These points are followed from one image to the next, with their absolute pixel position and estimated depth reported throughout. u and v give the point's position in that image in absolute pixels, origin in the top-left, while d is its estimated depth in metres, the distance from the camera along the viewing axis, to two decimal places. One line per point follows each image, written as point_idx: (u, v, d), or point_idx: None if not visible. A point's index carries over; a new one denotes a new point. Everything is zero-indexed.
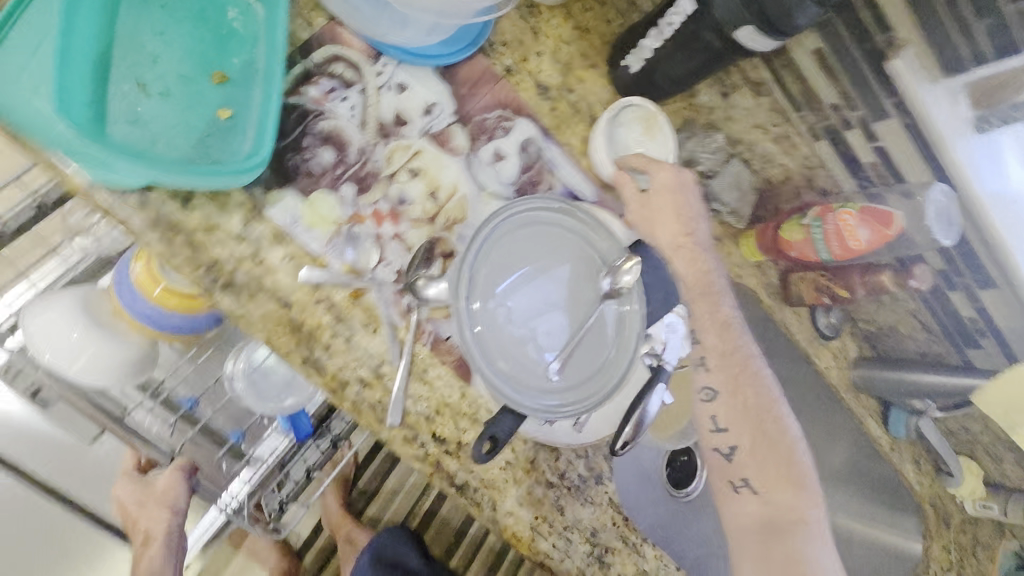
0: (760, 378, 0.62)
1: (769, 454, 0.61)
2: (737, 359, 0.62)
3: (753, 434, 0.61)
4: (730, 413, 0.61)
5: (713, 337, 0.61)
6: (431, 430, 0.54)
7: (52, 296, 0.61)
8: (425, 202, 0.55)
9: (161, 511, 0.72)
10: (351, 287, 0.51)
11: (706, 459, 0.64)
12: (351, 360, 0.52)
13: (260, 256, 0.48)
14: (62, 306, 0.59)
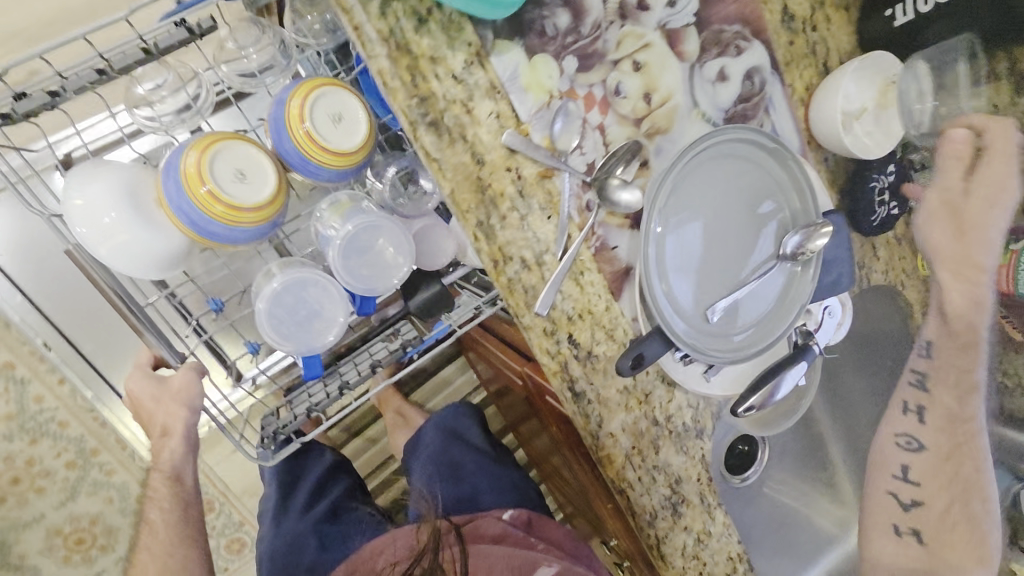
0: (985, 448, 0.59)
1: (958, 523, 0.58)
2: (970, 423, 0.59)
3: (953, 496, 0.59)
4: (929, 468, 0.60)
5: (953, 385, 0.60)
6: (569, 331, 0.54)
7: (97, 170, 0.54)
8: (638, 101, 0.51)
9: (178, 409, 0.60)
10: (544, 165, 0.49)
11: (878, 498, 0.62)
12: (520, 239, 0.50)
13: (470, 104, 0.46)
14: (106, 185, 0.53)
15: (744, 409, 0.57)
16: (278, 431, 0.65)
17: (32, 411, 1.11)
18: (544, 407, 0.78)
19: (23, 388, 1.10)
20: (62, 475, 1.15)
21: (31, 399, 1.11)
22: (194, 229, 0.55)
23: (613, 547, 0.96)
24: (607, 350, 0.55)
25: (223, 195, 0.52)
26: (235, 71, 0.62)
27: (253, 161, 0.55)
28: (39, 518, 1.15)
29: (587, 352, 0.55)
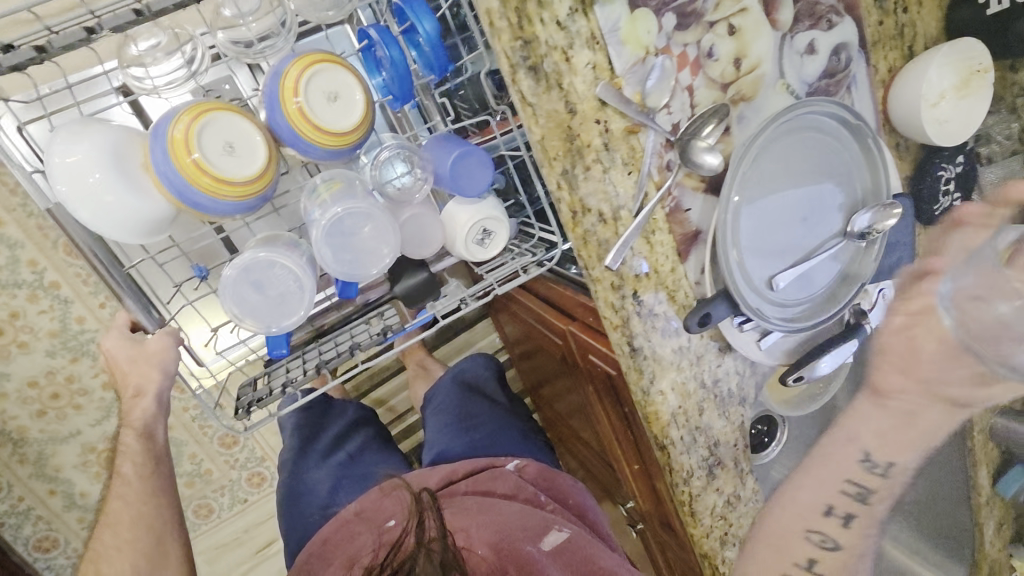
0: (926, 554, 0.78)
1: None
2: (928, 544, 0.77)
3: None
4: None
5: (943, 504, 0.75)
6: (635, 288, 0.55)
7: (80, 130, 0.56)
8: (728, 65, 0.51)
9: (151, 370, 0.64)
10: (632, 121, 0.50)
11: None
12: (599, 192, 0.51)
13: (570, 52, 0.46)
14: (94, 144, 0.56)
15: (794, 378, 0.59)
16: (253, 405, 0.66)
17: (73, 330, 1.14)
18: (583, 366, 0.80)
19: (67, 308, 1.12)
20: (98, 395, 1.19)
21: (74, 319, 1.13)
22: (177, 196, 0.59)
23: (629, 509, 0.99)
24: (667, 310, 0.57)
25: (210, 166, 0.58)
26: (231, 39, 0.65)
27: (240, 134, 0.60)
28: (74, 434, 1.19)
29: (648, 310, 0.56)
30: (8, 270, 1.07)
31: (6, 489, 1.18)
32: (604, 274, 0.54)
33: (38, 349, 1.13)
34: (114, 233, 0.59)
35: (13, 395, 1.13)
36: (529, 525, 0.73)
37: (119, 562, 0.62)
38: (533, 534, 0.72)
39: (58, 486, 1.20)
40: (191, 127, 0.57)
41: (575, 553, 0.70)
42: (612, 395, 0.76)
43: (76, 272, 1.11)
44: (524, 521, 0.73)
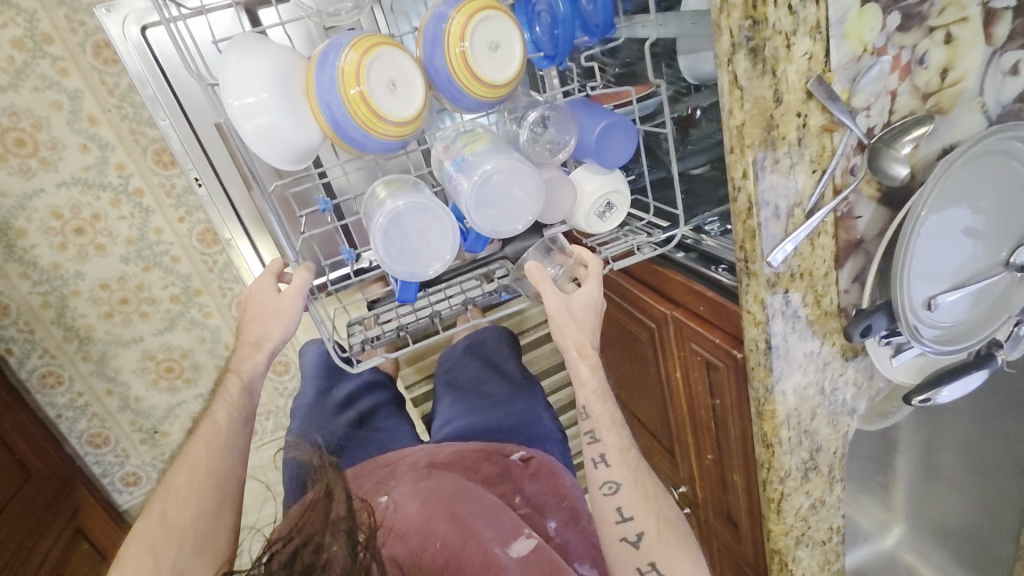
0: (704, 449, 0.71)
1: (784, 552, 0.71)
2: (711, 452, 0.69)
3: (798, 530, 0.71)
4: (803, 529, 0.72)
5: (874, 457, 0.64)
6: (787, 287, 0.55)
7: (254, 45, 0.57)
8: (934, 75, 0.50)
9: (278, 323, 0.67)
10: (831, 119, 0.48)
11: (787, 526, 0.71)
12: (780, 186, 0.50)
13: (792, 39, 0.45)
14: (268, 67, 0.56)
15: (921, 400, 0.59)
16: (366, 342, 0.69)
17: (151, 240, 1.14)
18: (677, 353, 0.81)
19: (147, 217, 1.12)
20: (165, 306, 1.20)
21: (152, 229, 1.13)
22: (332, 126, 0.59)
23: (679, 495, 1.01)
24: (809, 313, 0.57)
25: (370, 99, 0.57)
26: None
27: (401, 74, 0.59)
28: (137, 340, 1.20)
29: (793, 310, 0.56)
30: (96, 170, 1.06)
31: (66, 382, 1.20)
32: (763, 270, 0.53)
33: (114, 253, 1.13)
34: (264, 155, 0.60)
35: (84, 294, 1.14)
36: (500, 525, 0.67)
37: (184, 510, 0.63)
38: (502, 534, 0.66)
39: (115, 387, 1.23)
40: (361, 63, 0.56)
41: (544, 563, 0.63)
42: (705, 385, 0.77)
43: (159, 182, 1.10)
44: (494, 521, 0.67)
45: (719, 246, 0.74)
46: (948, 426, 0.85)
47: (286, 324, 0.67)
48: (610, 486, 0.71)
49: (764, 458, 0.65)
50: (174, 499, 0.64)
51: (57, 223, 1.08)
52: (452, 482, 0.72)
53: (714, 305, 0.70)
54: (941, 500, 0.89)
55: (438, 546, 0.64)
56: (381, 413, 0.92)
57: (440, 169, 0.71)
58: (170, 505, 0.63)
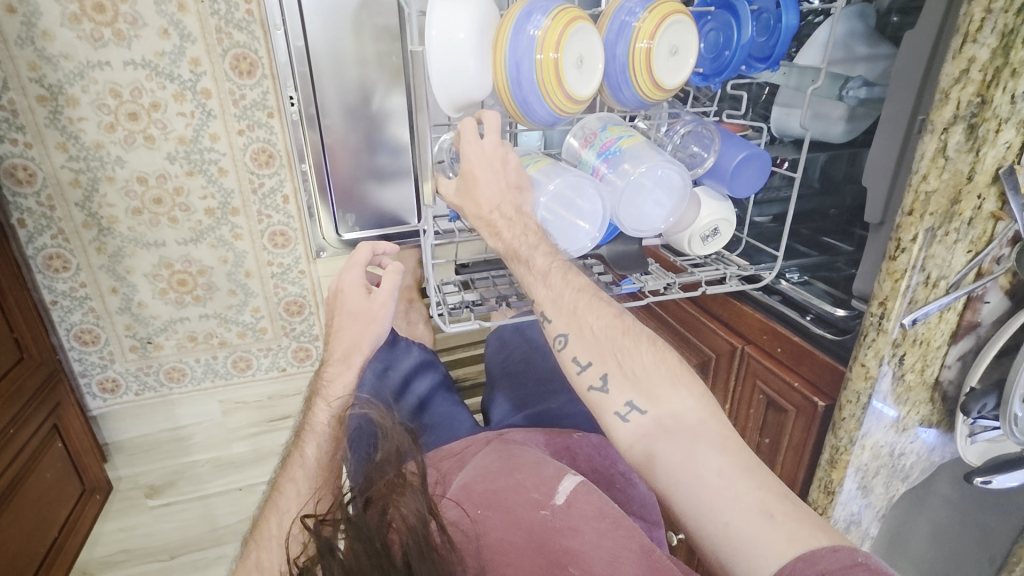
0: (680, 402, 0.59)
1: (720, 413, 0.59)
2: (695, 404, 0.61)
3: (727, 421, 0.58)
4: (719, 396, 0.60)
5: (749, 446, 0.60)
6: (905, 351, 0.58)
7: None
8: None
9: (364, 322, 0.79)
10: (1003, 209, 0.51)
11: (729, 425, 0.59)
12: (937, 257, 0.53)
13: (1003, 126, 0.47)
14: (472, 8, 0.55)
15: (981, 481, 0.62)
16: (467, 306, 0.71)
17: (203, 145, 1.08)
18: (735, 385, 0.84)
19: (207, 120, 1.06)
20: (197, 217, 1.13)
21: (208, 134, 1.07)
22: (511, 84, 0.58)
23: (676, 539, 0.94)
24: (911, 380, 0.61)
25: (561, 71, 0.57)
26: None
27: (591, 53, 0.60)
28: (158, 244, 1.13)
29: (900, 373, 0.60)
30: (169, 58, 1.00)
31: (72, 269, 1.11)
32: (893, 328, 0.56)
33: (162, 148, 1.06)
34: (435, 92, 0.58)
35: (119, 183, 1.07)
36: (545, 482, 0.67)
37: (276, 555, 0.66)
38: (545, 494, 0.65)
39: (121, 287, 1.15)
40: (563, 31, 0.55)
41: (590, 498, 0.64)
42: (758, 423, 0.80)
43: (230, 89, 1.04)
44: (541, 474, 0.68)
45: (800, 293, 0.77)
46: (926, 506, 0.75)
47: (378, 325, 0.80)
48: (561, 340, 0.64)
49: (820, 503, 0.69)
50: (266, 548, 0.67)
51: (112, 102, 1.01)
52: (491, 460, 0.73)
53: (798, 350, 0.73)
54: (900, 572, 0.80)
55: (489, 518, 0.65)
56: (436, 398, 0.92)
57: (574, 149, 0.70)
58: (264, 555, 0.67)
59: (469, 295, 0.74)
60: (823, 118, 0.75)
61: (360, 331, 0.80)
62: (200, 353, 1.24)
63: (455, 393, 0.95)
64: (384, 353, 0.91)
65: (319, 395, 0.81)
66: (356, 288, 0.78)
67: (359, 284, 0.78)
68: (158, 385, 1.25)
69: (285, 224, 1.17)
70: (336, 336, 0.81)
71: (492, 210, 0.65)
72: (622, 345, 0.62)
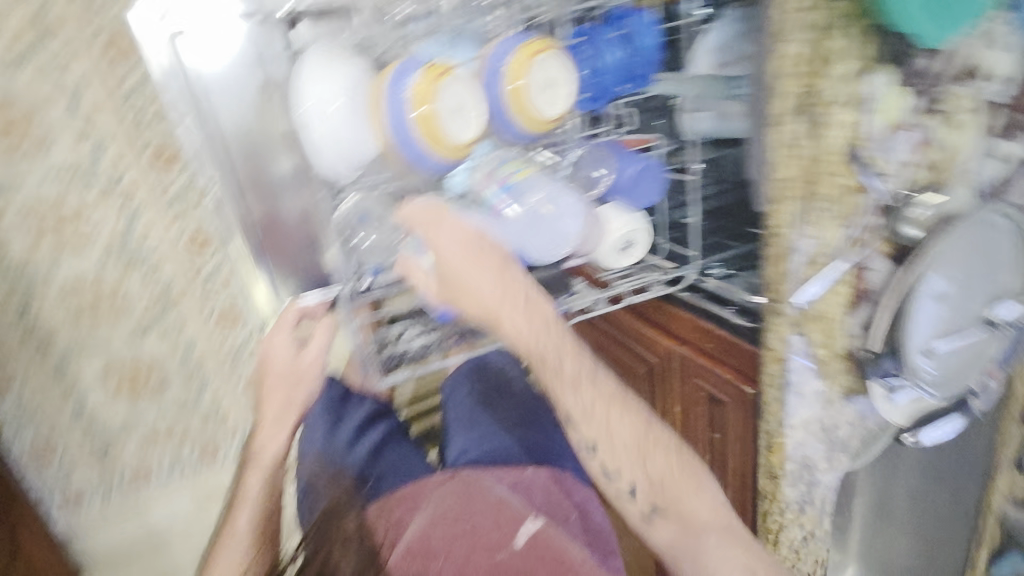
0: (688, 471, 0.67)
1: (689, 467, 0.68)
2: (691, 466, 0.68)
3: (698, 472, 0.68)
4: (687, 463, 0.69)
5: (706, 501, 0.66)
6: (803, 328, 0.62)
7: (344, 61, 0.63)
8: (941, 153, 0.58)
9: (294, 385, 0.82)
10: (860, 183, 0.55)
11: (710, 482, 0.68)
12: (810, 237, 0.57)
13: (834, 111, 0.52)
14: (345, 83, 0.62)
15: (910, 438, 0.67)
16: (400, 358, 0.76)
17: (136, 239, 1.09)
18: (678, 389, 0.85)
19: (136, 216, 1.07)
20: (139, 313, 1.13)
21: (138, 228, 1.08)
22: (391, 139, 0.62)
23: None
24: (821, 354, 0.64)
25: (438, 120, 0.60)
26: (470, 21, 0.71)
27: (468, 100, 0.63)
28: (104, 344, 1.13)
29: (808, 348, 0.63)
30: (88, 162, 1.02)
31: (17, 385, 1.10)
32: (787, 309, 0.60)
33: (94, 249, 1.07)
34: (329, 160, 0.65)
35: (54, 292, 1.07)
36: (504, 523, 0.67)
37: None
38: (503, 538, 0.66)
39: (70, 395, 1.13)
40: (429, 83, 0.60)
41: (547, 545, 0.65)
42: (706, 420, 0.82)
43: (155, 182, 1.06)
44: (497, 521, 0.68)
45: (723, 288, 0.77)
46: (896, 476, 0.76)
47: (311, 383, 0.83)
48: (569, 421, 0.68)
49: (768, 491, 0.73)
50: None
51: (37, 213, 1.02)
52: (450, 500, 0.71)
53: (725, 343, 0.75)
54: (900, 540, 0.80)
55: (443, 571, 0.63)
56: (390, 445, 0.90)
57: (476, 183, 0.69)
58: None
59: (413, 344, 0.77)
60: None
61: (288, 397, 0.82)
62: (163, 448, 1.22)
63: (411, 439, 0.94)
64: (333, 408, 0.92)
65: (261, 465, 0.81)
66: (285, 351, 0.80)
67: (290, 344, 0.81)
68: (123, 489, 1.21)
69: (231, 303, 1.18)
70: (264, 402, 0.82)
71: (460, 279, 0.64)
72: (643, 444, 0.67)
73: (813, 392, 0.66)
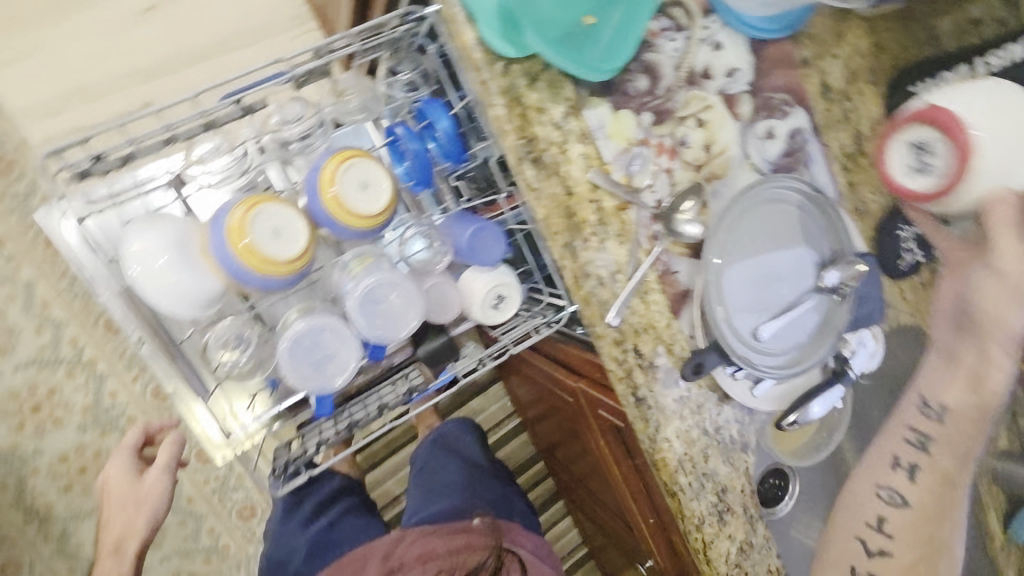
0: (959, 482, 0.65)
1: (923, 549, 0.65)
2: (954, 452, 0.64)
3: (928, 524, 0.65)
4: (917, 494, 0.64)
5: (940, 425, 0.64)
6: (635, 343, 0.62)
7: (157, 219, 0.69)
8: (700, 150, 0.61)
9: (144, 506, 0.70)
10: (621, 199, 0.58)
11: (851, 503, 0.67)
12: (597, 260, 0.59)
13: (565, 146, 0.56)
14: (164, 235, 0.67)
15: (789, 422, 0.65)
16: (291, 465, 0.80)
17: (106, 405, 1.19)
18: (594, 422, 0.86)
19: (102, 383, 1.18)
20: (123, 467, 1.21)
21: (107, 394, 1.19)
22: (228, 273, 0.68)
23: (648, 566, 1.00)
24: (667, 362, 0.63)
25: (259, 248, 0.67)
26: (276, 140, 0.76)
27: (289, 221, 0.69)
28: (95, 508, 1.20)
29: (650, 361, 0.63)
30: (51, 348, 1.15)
31: (27, 567, 1.18)
32: (606, 330, 0.61)
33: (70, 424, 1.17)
34: (168, 307, 0.68)
35: (43, 470, 1.17)
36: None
37: None
38: None
39: (75, 562, 1.19)
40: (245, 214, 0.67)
41: None
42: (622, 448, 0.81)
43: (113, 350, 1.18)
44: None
45: None
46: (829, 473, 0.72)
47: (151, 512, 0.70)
48: (902, 464, 0.65)
49: (675, 508, 0.68)
50: None
51: None
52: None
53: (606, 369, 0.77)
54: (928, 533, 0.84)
55: None
56: (345, 520, 0.94)
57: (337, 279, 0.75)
58: None
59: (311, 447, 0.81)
60: None
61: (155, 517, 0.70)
62: None
63: (366, 514, 0.97)
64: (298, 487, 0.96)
65: None
66: (119, 474, 0.71)
67: (130, 468, 0.72)
68: None
69: None
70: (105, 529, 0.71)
71: (344, 361, 0.70)
72: (937, 506, 0.65)
73: (679, 401, 0.65)
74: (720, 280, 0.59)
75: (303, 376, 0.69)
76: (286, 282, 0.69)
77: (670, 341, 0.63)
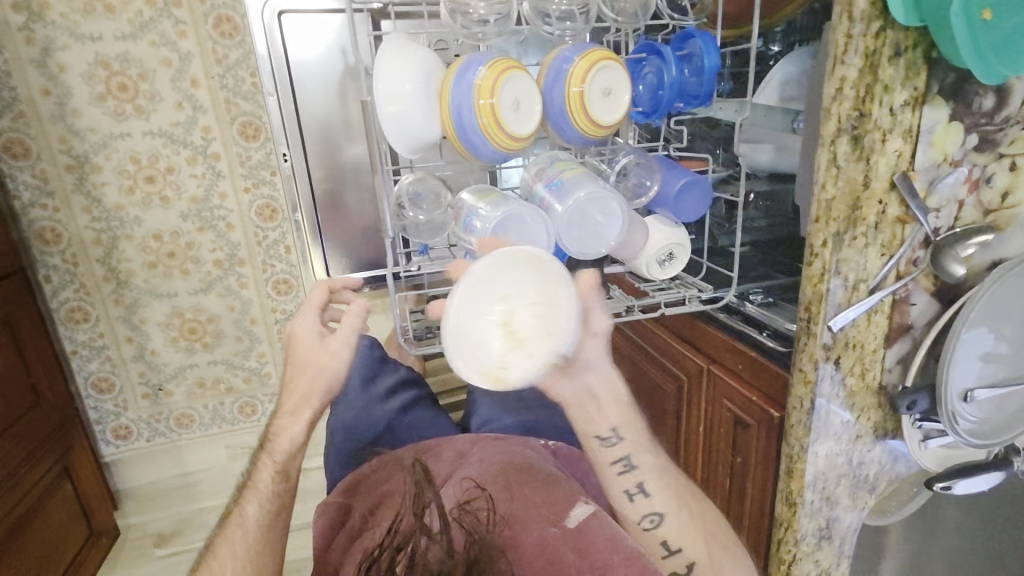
0: None
1: None
2: None
3: None
4: None
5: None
6: (839, 356, 0.60)
7: (409, 44, 0.65)
8: (997, 194, 0.57)
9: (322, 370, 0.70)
10: (907, 212, 0.55)
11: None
12: (851, 262, 0.56)
13: (888, 136, 0.52)
14: (412, 64, 0.64)
15: (942, 487, 0.64)
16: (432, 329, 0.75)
17: (213, 202, 1.18)
18: (703, 408, 0.84)
19: (216, 181, 1.16)
20: (206, 268, 1.21)
21: (217, 193, 1.17)
22: (455, 126, 0.65)
23: None
24: (853, 384, 0.62)
25: (497, 114, 0.63)
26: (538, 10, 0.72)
27: (527, 97, 0.66)
28: (171, 295, 1.22)
29: (840, 378, 0.61)
30: (183, 127, 1.12)
31: (91, 320, 1.21)
32: (822, 333, 0.59)
33: (175, 207, 1.17)
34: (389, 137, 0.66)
35: (136, 240, 1.17)
36: (554, 502, 0.74)
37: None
38: (554, 513, 0.72)
39: (135, 336, 1.23)
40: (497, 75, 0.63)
41: (596, 530, 0.68)
42: (729, 442, 0.80)
43: (237, 152, 1.15)
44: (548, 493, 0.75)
45: (763, 313, 0.76)
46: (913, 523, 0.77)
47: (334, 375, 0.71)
48: None
49: (785, 517, 0.69)
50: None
51: (132, 168, 1.13)
52: (500, 474, 0.80)
53: (753, 364, 0.74)
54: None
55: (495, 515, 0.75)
56: (417, 407, 0.98)
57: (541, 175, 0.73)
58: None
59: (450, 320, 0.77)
60: (783, 150, 0.76)
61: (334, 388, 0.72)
62: (208, 399, 1.30)
63: (436, 405, 1.01)
64: (371, 364, 0.99)
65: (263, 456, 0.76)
66: (311, 335, 0.70)
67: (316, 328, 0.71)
68: (168, 431, 1.31)
69: (288, 272, 1.25)
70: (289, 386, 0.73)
71: (536, 257, 0.67)
72: None
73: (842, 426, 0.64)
74: (965, 336, 0.57)
75: (496, 258, 0.67)
76: (504, 157, 0.66)
77: (868, 365, 0.61)
